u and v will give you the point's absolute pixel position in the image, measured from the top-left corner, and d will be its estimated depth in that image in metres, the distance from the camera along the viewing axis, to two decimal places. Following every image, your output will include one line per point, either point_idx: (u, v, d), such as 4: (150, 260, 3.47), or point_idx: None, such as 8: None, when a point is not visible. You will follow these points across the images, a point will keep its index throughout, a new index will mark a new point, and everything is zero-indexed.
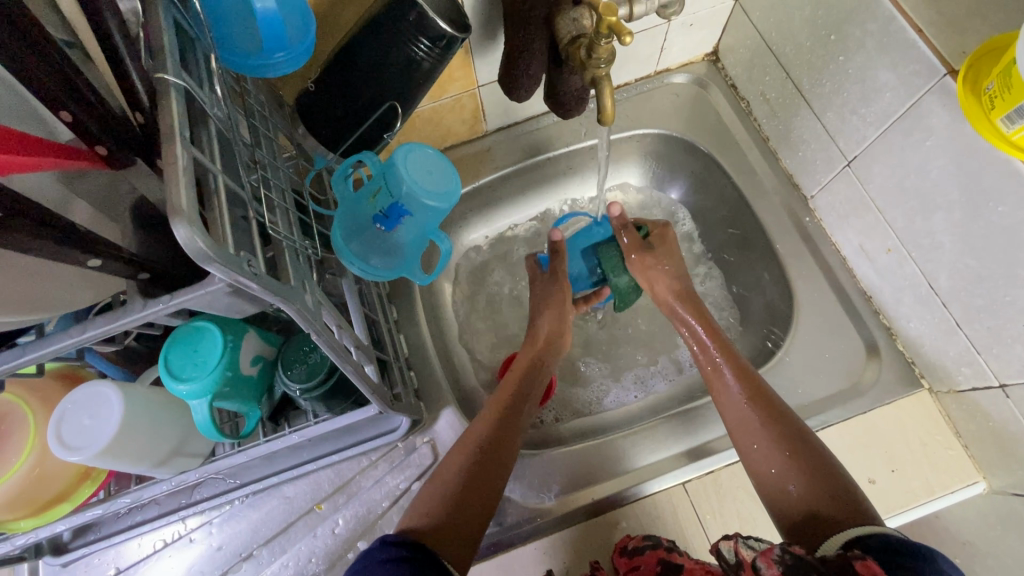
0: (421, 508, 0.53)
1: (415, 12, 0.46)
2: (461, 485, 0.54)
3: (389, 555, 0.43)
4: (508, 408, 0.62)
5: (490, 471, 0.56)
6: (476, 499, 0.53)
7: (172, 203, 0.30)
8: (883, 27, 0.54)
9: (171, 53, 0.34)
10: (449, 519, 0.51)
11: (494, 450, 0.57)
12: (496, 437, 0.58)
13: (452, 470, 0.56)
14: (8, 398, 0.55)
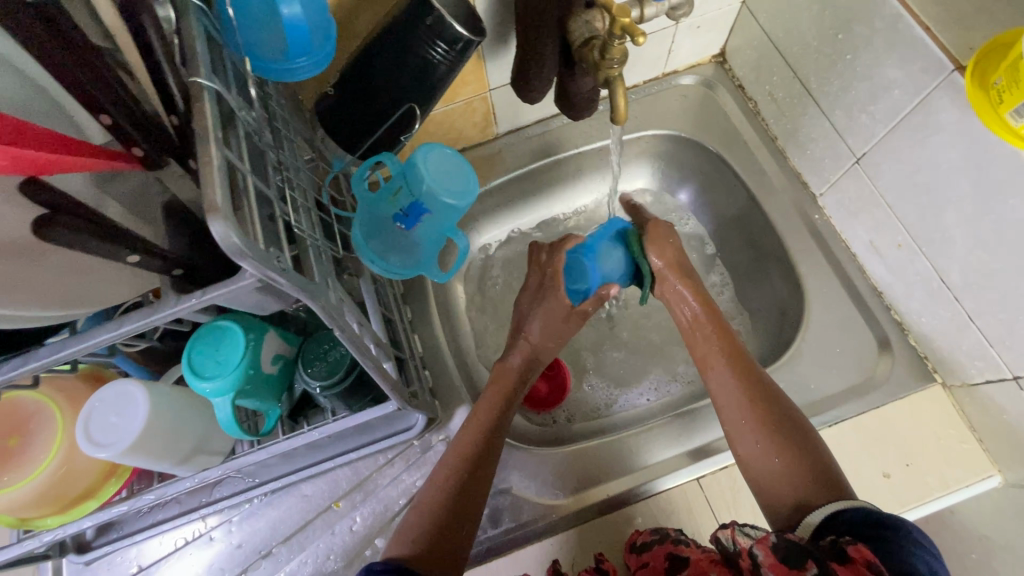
0: (406, 533, 0.52)
1: (432, 17, 0.47)
2: (446, 507, 0.53)
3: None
4: (493, 422, 0.60)
5: (473, 493, 0.55)
6: (462, 520, 0.53)
7: (208, 201, 0.31)
8: (890, 25, 0.55)
9: (204, 59, 0.35)
10: (436, 542, 0.50)
11: (479, 469, 0.56)
12: (481, 455, 0.57)
13: (436, 493, 0.55)
14: (35, 398, 0.56)
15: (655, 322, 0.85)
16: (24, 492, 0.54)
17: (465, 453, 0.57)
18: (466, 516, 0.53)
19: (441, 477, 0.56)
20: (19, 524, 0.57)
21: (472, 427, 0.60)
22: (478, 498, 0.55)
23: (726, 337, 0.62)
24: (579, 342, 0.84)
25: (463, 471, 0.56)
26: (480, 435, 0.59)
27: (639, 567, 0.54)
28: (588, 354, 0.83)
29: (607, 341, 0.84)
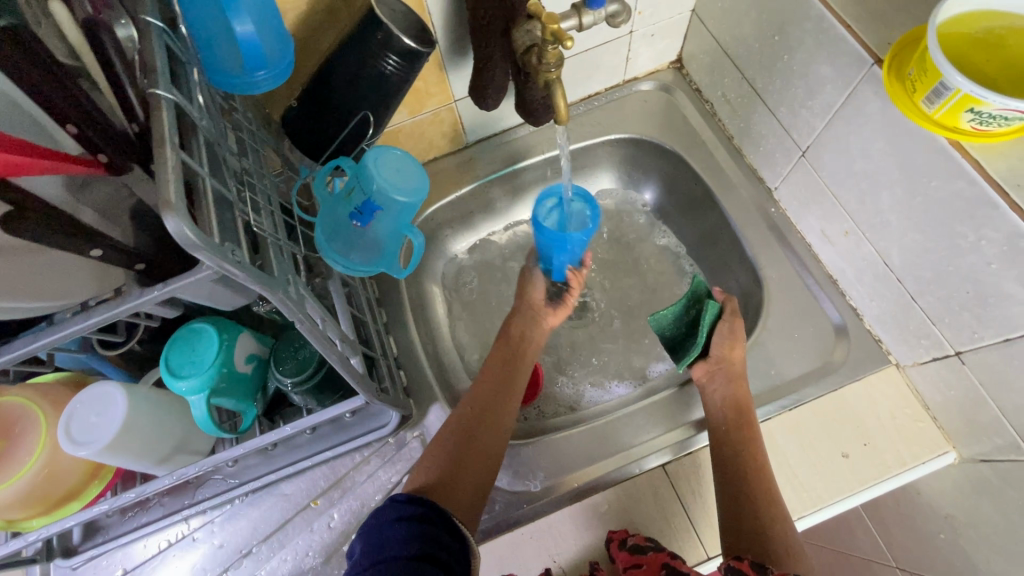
0: (429, 470, 0.58)
1: (382, 31, 0.51)
2: (462, 445, 0.60)
3: (400, 514, 0.48)
4: (502, 376, 0.68)
5: (493, 428, 0.62)
6: (475, 460, 0.59)
7: (162, 198, 0.34)
8: (817, 25, 0.58)
9: (162, 71, 0.38)
10: (454, 479, 0.57)
11: (491, 415, 0.63)
12: (493, 402, 0.64)
13: (453, 432, 0.61)
14: (22, 402, 0.58)
15: (626, 318, 0.87)
16: (9, 493, 0.56)
17: (478, 399, 0.64)
18: (480, 454, 0.60)
19: (455, 420, 0.63)
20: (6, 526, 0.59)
21: (482, 378, 0.68)
22: (490, 438, 0.61)
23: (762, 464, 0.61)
24: (552, 339, 0.86)
25: (475, 414, 0.63)
26: (490, 386, 0.66)
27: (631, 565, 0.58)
28: (561, 350, 0.85)
29: (580, 339, 0.86)
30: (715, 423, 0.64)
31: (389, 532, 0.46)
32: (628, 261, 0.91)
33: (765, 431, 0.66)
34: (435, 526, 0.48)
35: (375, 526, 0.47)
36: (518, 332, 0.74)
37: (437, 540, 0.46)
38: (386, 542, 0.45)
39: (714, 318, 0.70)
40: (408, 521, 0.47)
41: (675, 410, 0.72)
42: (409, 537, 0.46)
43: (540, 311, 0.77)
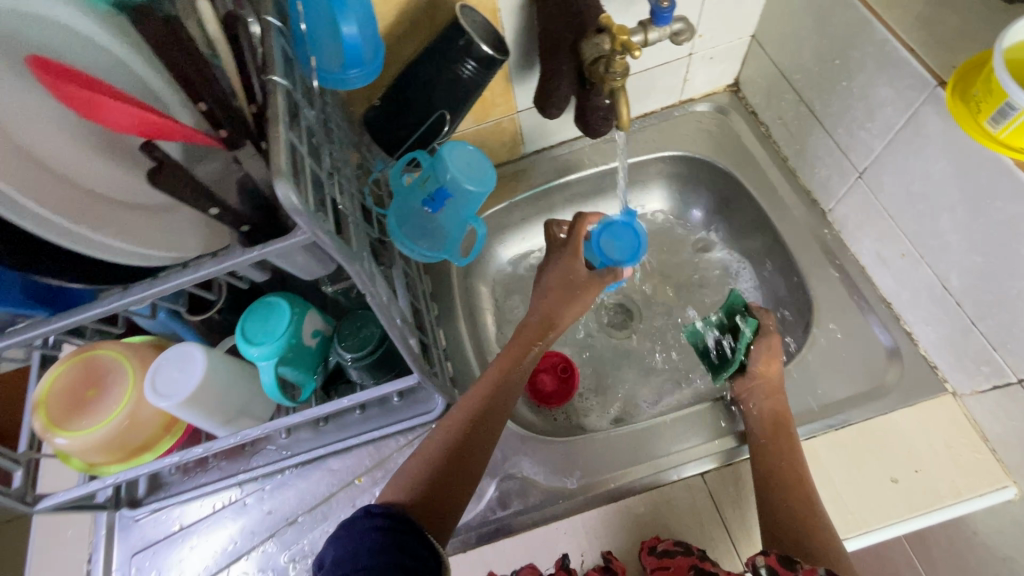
0: (411, 480, 0.55)
1: (464, 39, 0.56)
2: (450, 458, 0.56)
3: (377, 523, 0.46)
4: (497, 388, 0.62)
5: (477, 446, 0.58)
6: (461, 473, 0.56)
7: (275, 167, 0.39)
8: (879, 48, 0.60)
9: (279, 61, 0.44)
10: (437, 492, 0.54)
11: (478, 434, 0.58)
12: (484, 419, 0.59)
13: (444, 442, 0.58)
14: (113, 355, 0.64)
15: (669, 331, 0.88)
16: (98, 436, 0.62)
17: (475, 409, 0.60)
18: (464, 466, 0.56)
19: (441, 435, 0.59)
20: (86, 469, 0.65)
21: (484, 384, 0.62)
22: (478, 452, 0.58)
23: (804, 476, 0.60)
24: (595, 346, 0.88)
25: (471, 426, 0.59)
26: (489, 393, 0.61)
27: (659, 568, 0.59)
28: (603, 358, 0.87)
29: (623, 349, 0.88)
30: (760, 437, 0.64)
31: (365, 541, 0.44)
32: (675, 276, 0.92)
33: (808, 449, 0.65)
34: (409, 540, 0.46)
35: (347, 538, 0.45)
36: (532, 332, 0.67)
37: (408, 551, 0.45)
38: (360, 556, 0.43)
39: (751, 335, 0.71)
40: (381, 535, 0.45)
41: (717, 422, 0.71)
42: (381, 549, 0.44)
43: (556, 313, 0.68)
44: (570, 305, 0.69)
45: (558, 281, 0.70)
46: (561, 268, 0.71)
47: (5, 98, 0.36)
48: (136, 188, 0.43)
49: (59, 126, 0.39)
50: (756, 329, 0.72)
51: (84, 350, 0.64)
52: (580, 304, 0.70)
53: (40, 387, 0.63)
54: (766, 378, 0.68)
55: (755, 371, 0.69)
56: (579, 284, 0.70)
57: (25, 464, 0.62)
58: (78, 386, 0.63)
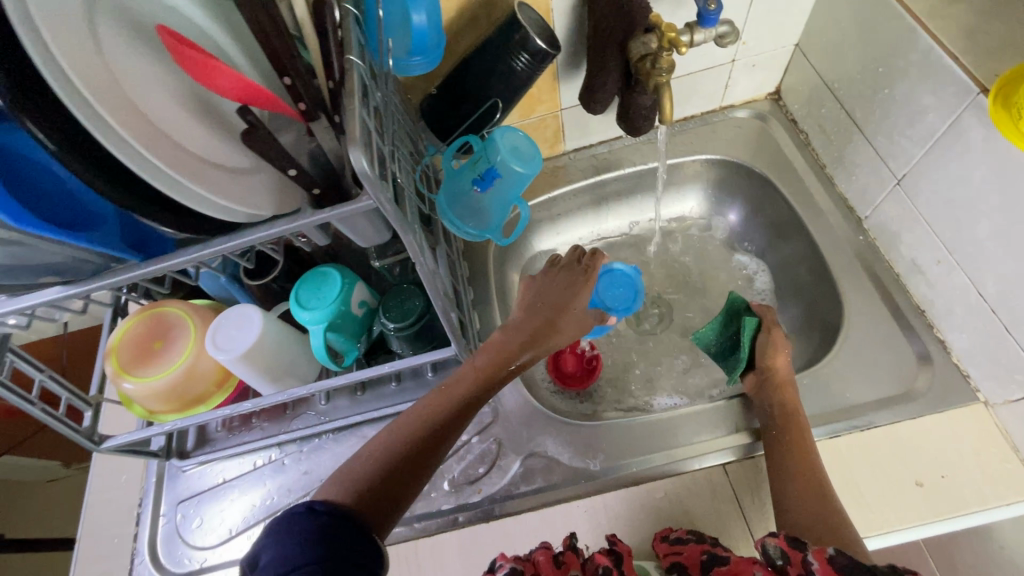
0: (352, 480, 0.50)
1: (520, 33, 0.60)
2: (402, 467, 0.52)
3: (317, 521, 0.43)
4: (465, 398, 0.58)
5: (427, 453, 0.54)
6: (411, 484, 0.51)
7: (350, 135, 0.44)
8: (923, 56, 0.61)
9: (356, 44, 0.49)
10: (378, 497, 0.49)
11: (432, 441, 0.55)
12: (442, 427, 0.56)
13: (397, 447, 0.53)
14: (179, 312, 0.70)
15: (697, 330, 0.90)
16: (159, 385, 0.68)
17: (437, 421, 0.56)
18: (415, 479, 0.52)
19: (394, 435, 0.55)
20: (146, 416, 0.71)
21: (452, 396, 0.58)
22: (431, 468, 0.54)
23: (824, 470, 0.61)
24: (622, 340, 0.90)
25: (429, 439, 0.55)
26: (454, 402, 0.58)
27: (670, 554, 0.59)
28: (630, 352, 0.89)
29: (650, 344, 0.90)
30: (785, 431, 0.65)
31: (305, 542, 0.42)
32: (706, 278, 0.94)
33: (832, 447, 0.66)
34: (348, 540, 0.43)
35: (285, 538, 0.42)
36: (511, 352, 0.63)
37: (351, 557, 0.42)
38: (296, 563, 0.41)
39: (753, 331, 0.75)
40: (320, 541, 0.42)
41: (739, 415, 0.73)
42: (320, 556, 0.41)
43: (540, 334, 0.66)
44: (556, 334, 0.67)
45: (546, 309, 0.67)
46: (552, 296, 0.69)
47: (124, 64, 0.42)
48: (224, 150, 0.48)
49: (164, 92, 0.45)
50: (756, 328, 0.76)
51: (154, 306, 0.70)
52: (565, 337, 0.68)
53: (114, 336, 0.69)
54: (781, 375, 0.70)
55: (772, 367, 0.72)
56: (568, 314, 0.68)
57: (93, 406, 0.67)
58: (145, 338, 0.69)
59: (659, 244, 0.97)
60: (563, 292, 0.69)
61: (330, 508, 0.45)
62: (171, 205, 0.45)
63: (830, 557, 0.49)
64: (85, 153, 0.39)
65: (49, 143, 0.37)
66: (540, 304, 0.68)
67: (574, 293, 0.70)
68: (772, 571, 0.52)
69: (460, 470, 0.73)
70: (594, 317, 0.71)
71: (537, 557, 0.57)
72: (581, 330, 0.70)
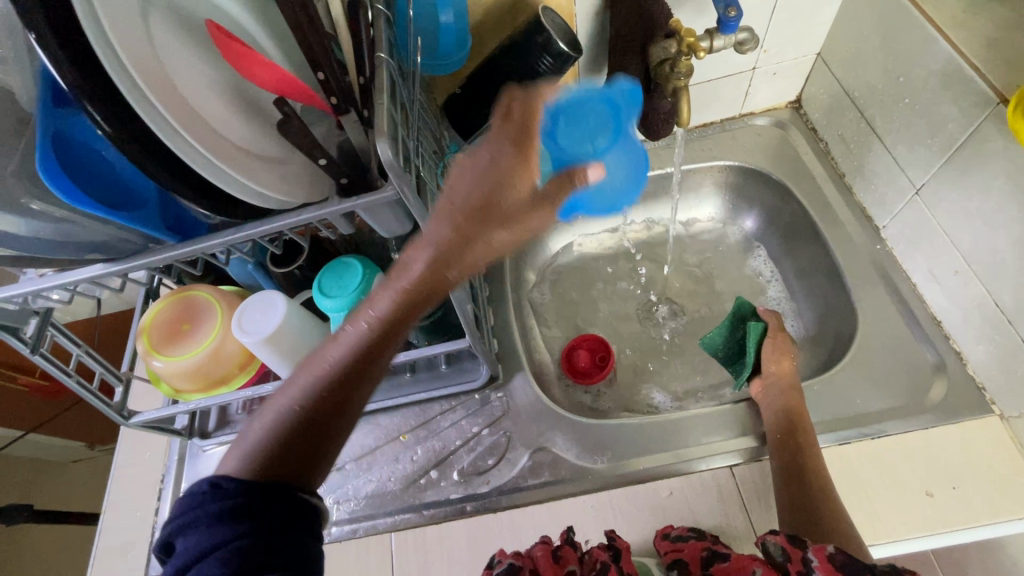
0: (253, 450, 0.44)
1: (544, 36, 0.62)
2: (306, 434, 0.45)
3: (223, 500, 0.41)
4: (371, 346, 0.46)
5: (333, 414, 0.46)
6: (320, 450, 0.45)
7: (378, 128, 0.46)
8: (944, 66, 0.62)
9: (386, 42, 0.51)
10: (285, 467, 0.44)
11: (336, 401, 0.46)
12: (346, 385, 0.46)
13: (300, 411, 0.45)
14: (207, 296, 0.73)
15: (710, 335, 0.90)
16: (186, 365, 0.71)
17: (342, 377, 0.46)
18: (325, 445, 0.46)
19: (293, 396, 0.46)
20: (173, 395, 0.74)
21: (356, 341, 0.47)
22: (343, 429, 0.47)
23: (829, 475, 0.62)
24: (633, 342, 0.91)
25: (337, 399, 0.46)
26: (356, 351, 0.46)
27: (671, 551, 0.60)
28: (642, 354, 0.90)
29: (661, 347, 0.90)
30: (794, 435, 0.65)
31: (217, 519, 0.40)
32: (721, 283, 0.94)
33: (840, 453, 0.66)
34: (259, 511, 0.41)
35: (198, 519, 0.40)
36: (428, 280, 0.46)
37: (269, 524, 0.41)
38: (217, 546, 0.39)
39: (759, 337, 0.76)
40: (236, 517, 0.40)
41: (747, 418, 0.73)
42: (239, 533, 0.40)
43: (464, 242, 0.46)
44: (490, 244, 0.47)
45: (472, 212, 0.46)
46: (479, 191, 0.46)
47: (173, 57, 0.45)
48: (259, 140, 0.51)
49: (207, 84, 0.48)
50: (761, 334, 0.76)
51: (184, 289, 0.73)
52: (511, 243, 0.48)
53: (145, 318, 0.73)
54: (789, 378, 0.71)
55: (779, 369, 0.72)
56: (505, 217, 0.47)
57: (124, 382, 0.71)
58: (174, 320, 0.72)
59: (674, 248, 0.97)
60: (494, 184, 0.46)
61: (240, 484, 0.42)
62: (209, 190, 0.48)
63: (831, 555, 0.51)
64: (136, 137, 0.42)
65: (105, 125, 0.40)
66: (462, 195, 0.46)
67: (512, 183, 0.47)
68: (772, 567, 0.53)
69: (470, 461, 0.75)
70: (552, 203, 0.49)
71: (535, 553, 0.59)
72: (538, 228, 0.50)
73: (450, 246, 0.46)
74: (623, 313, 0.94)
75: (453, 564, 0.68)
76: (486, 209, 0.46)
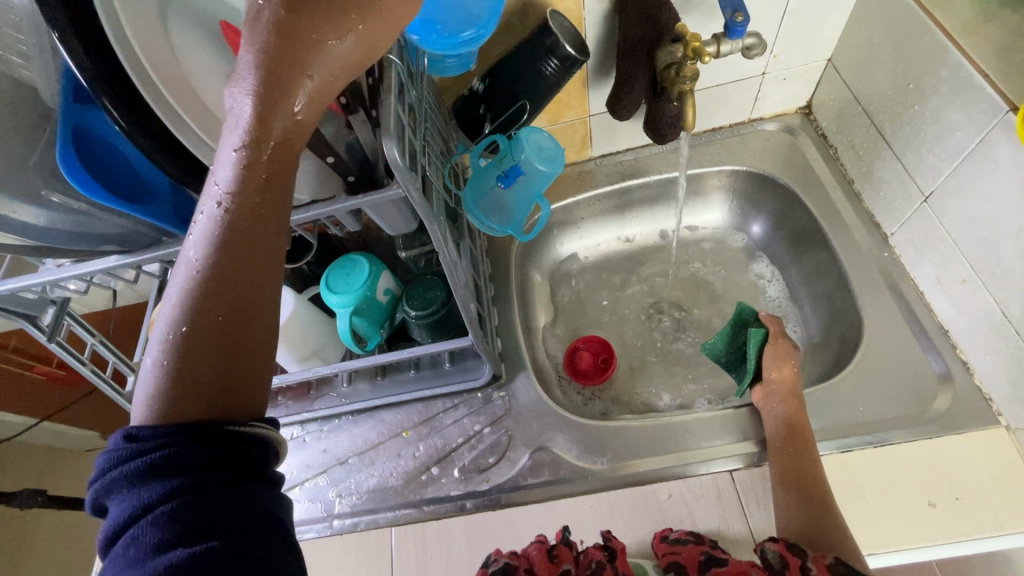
0: (154, 403, 0.33)
1: (551, 39, 0.63)
2: (203, 366, 0.34)
3: (140, 452, 0.32)
4: (232, 226, 0.35)
5: (226, 323, 0.34)
6: (236, 368, 0.34)
7: (384, 128, 0.47)
8: (954, 73, 0.62)
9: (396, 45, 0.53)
10: (198, 402, 0.33)
11: (223, 308, 0.34)
12: (221, 284, 0.34)
13: (184, 339, 0.34)
14: None
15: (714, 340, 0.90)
16: None
17: (212, 281, 0.34)
18: (239, 371, 0.34)
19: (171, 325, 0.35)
20: None
21: (211, 230, 0.35)
22: (257, 344, 0.35)
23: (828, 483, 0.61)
24: (638, 346, 0.91)
25: (223, 310, 0.34)
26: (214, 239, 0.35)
27: (669, 554, 0.60)
28: (645, 356, 0.90)
29: (664, 350, 0.91)
30: (795, 443, 0.64)
31: (141, 477, 0.31)
32: (726, 288, 0.94)
33: (843, 462, 0.65)
34: (184, 461, 0.31)
35: (120, 480, 0.32)
36: (266, 124, 0.35)
37: (201, 475, 0.31)
38: (149, 508, 0.31)
39: (760, 343, 0.75)
40: (167, 470, 0.31)
41: (749, 425, 0.73)
42: (174, 490, 0.31)
43: (299, 60, 0.34)
44: (331, 50, 0.35)
45: (287, 16, 0.34)
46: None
47: (190, 56, 0.46)
48: None
49: (222, 83, 0.49)
50: (763, 341, 0.76)
51: None
52: (361, 47, 0.36)
53: (158, 310, 0.74)
54: (791, 384, 0.71)
55: (783, 377, 0.72)
56: (334, 5, 0.34)
57: (136, 372, 0.72)
58: None
59: (681, 253, 0.97)
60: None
61: (165, 432, 0.32)
62: None
63: (831, 564, 0.51)
64: (152, 133, 0.44)
65: (121, 121, 0.41)
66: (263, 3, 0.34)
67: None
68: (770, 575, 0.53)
69: (471, 459, 0.76)
70: None
71: (530, 552, 0.59)
72: (393, 19, 0.37)
73: (275, 70, 0.34)
74: (627, 315, 0.94)
75: (451, 559, 0.69)
76: (305, 10, 0.34)
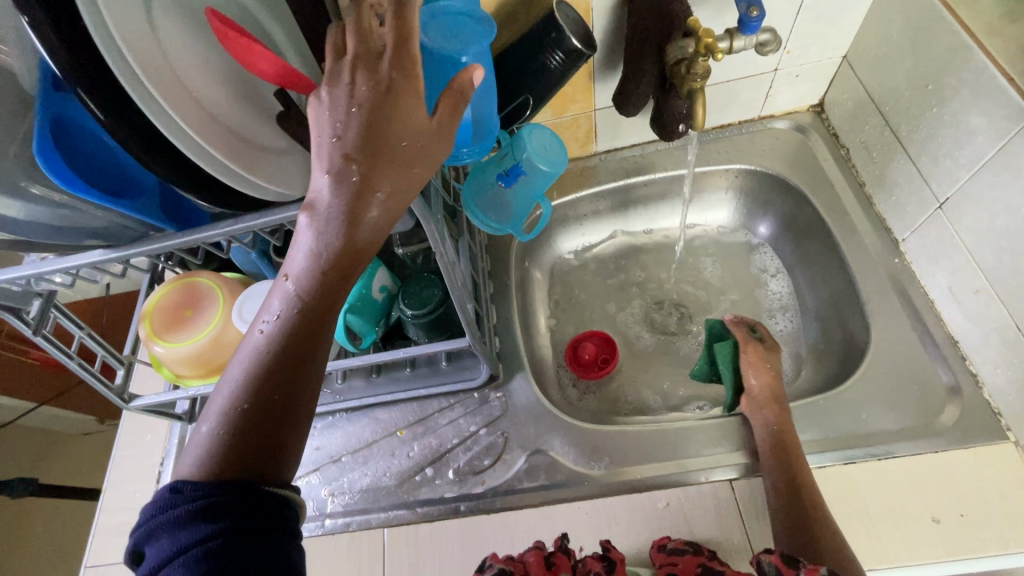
0: (202, 465, 0.35)
1: (557, 31, 0.60)
2: (253, 442, 0.35)
3: (183, 500, 0.32)
4: (301, 316, 0.38)
5: (282, 398, 0.37)
6: (286, 439, 0.36)
7: None
8: (976, 75, 0.59)
9: None
10: (248, 468, 0.35)
11: (281, 385, 0.37)
12: (283, 366, 0.37)
13: (240, 412, 0.36)
14: (209, 283, 0.71)
15: None
16: (188, 350, 0.68)
17: (275, 360, 0.37)
18: (282, 452, 0.36)
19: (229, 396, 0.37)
20: (174, 380, 0.72)
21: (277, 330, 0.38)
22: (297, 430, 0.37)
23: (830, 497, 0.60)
24: (638, 347, 0.90)
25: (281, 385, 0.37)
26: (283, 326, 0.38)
27: (666, 564, 0.59)
28: (645, 358, 0.88)
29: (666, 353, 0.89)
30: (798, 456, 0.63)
31: (180, 523, 0.32)
32: (731, 290, 0.92)
33: (846, 476, 0.64)
34: (223, 508, 0.32)
35: (159, 526, 0.32)
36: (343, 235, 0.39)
37: (237, 523, 0.32)
38: (183, 552, 0.31)
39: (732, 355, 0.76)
40: (203, 517, 0.32)
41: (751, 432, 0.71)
42: (206, 536, 0.31)
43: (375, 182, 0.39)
44: (405, 187, 0.40)
45: (366, 162, 0.39)
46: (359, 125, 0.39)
47: (174, 43, 0.44)
48: (260, 130, 0.50)
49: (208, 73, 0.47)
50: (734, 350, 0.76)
51: (185, 275, 0.72)
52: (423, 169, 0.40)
53: (148, 302, 0.72)
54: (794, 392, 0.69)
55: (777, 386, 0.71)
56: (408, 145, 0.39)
57: (126, 366, 0.71)
58: (178, 305, 0.71)
59: (684, 253, 0.95)
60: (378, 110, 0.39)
61: (208, 482, 0.33)
62: (208, 181, 0.47)
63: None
64: (133, 126, 0.41)
65: (99, 113, 0.39)
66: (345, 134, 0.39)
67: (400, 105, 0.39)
68: None
69: (466, 460, 0.74)
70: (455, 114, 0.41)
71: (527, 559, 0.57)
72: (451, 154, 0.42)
73: (358, 201, 0.38)
74: (629, 316, 0.92)
75: (443, 561, 0.68)
76: (386, 152, 0.39)
